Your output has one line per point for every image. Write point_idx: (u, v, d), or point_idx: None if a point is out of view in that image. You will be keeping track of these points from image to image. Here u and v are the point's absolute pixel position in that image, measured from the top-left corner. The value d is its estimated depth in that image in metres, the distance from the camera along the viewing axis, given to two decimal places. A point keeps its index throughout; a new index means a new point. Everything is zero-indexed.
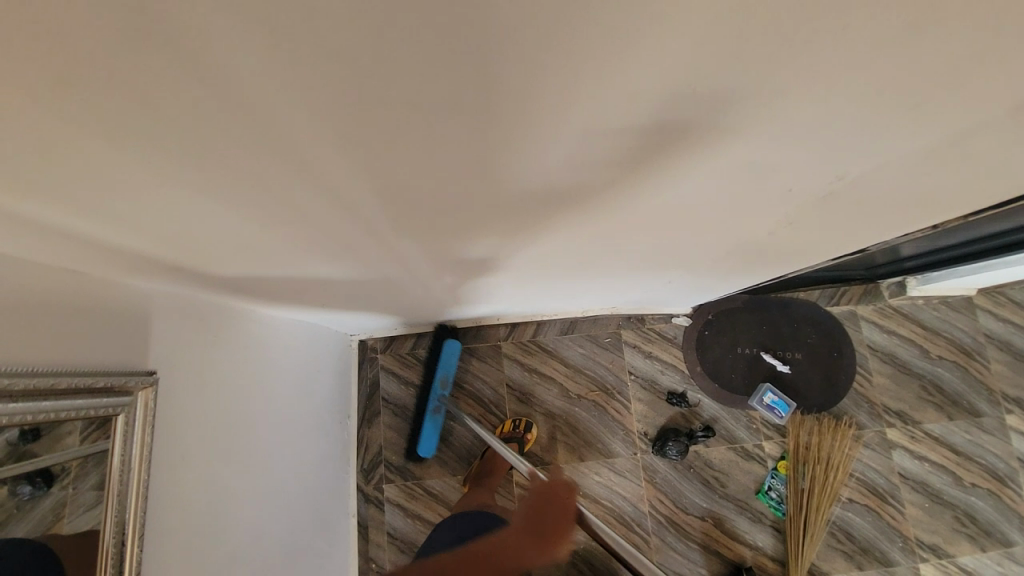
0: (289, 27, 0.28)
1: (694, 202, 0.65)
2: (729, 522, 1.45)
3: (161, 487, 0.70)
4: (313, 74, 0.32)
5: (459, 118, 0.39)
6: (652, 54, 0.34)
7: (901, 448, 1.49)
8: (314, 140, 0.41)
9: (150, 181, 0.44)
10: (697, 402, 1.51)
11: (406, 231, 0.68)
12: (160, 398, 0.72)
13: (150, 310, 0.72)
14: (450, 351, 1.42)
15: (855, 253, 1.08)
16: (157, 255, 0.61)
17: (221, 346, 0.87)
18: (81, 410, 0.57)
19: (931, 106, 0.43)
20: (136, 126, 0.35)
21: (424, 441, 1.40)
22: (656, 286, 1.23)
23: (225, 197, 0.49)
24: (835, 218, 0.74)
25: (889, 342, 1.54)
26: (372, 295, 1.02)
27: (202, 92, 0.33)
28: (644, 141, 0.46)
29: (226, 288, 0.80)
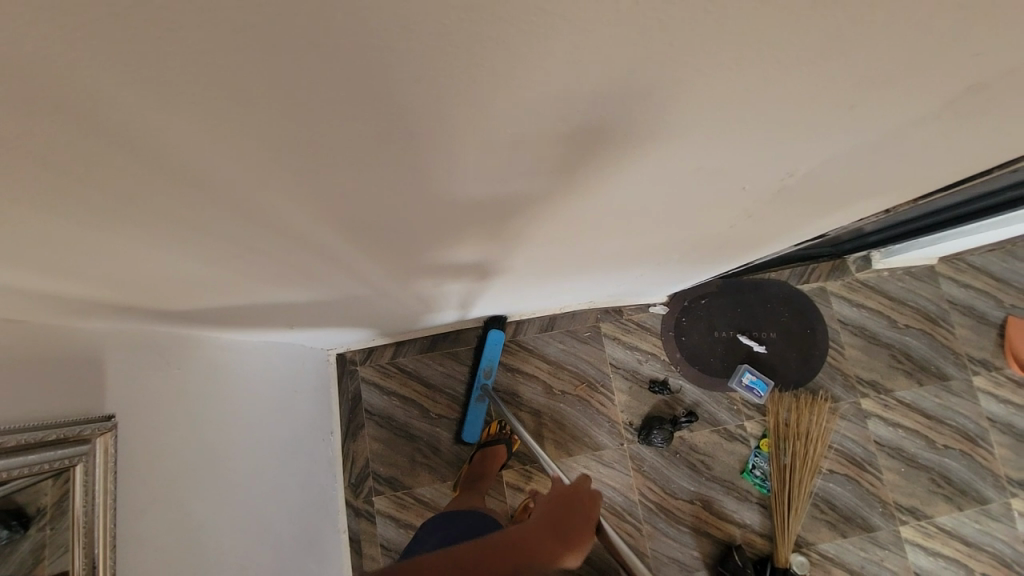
0: (203, 71, 0.26)
1: (655, 201, 0.65)
2: (717, 503, 1.48)
3: (132, 529, 0.68)
4: (237, 113, 0.31)
5: (395, 142, 0.39)
6: (588, 67, 0.33)
7: (876, 416, 1.53)
8: (251, 180, 0.40)
9: (83, 233, 0.42)
10: (678, 389, 1.54)
11: (370, 251, 0.67)
12: (123, 440, 0.69)
13: (104, 351, 0.70)
14: (495, 340, 1.46)
15: (819, 236, 1.12)
16: (107, 298, 0.60)
17: (186, 378, 0.85)
18: (33, 466, 0.55)
19: (863, 101, 0.44)
20: (54, 183, 0.34)
21: (468, 428, 1.44)
22: (630, 280, 1.23)
23: (167, 238, 0.48)
24: (796, 207, 0.76)
25: (859, 314, 1.58)
26: (347, 311, 1.01)
27: (119, 140, 0.31)
28: (591, 148, 0.46)
29: (188, 318, 0.78)
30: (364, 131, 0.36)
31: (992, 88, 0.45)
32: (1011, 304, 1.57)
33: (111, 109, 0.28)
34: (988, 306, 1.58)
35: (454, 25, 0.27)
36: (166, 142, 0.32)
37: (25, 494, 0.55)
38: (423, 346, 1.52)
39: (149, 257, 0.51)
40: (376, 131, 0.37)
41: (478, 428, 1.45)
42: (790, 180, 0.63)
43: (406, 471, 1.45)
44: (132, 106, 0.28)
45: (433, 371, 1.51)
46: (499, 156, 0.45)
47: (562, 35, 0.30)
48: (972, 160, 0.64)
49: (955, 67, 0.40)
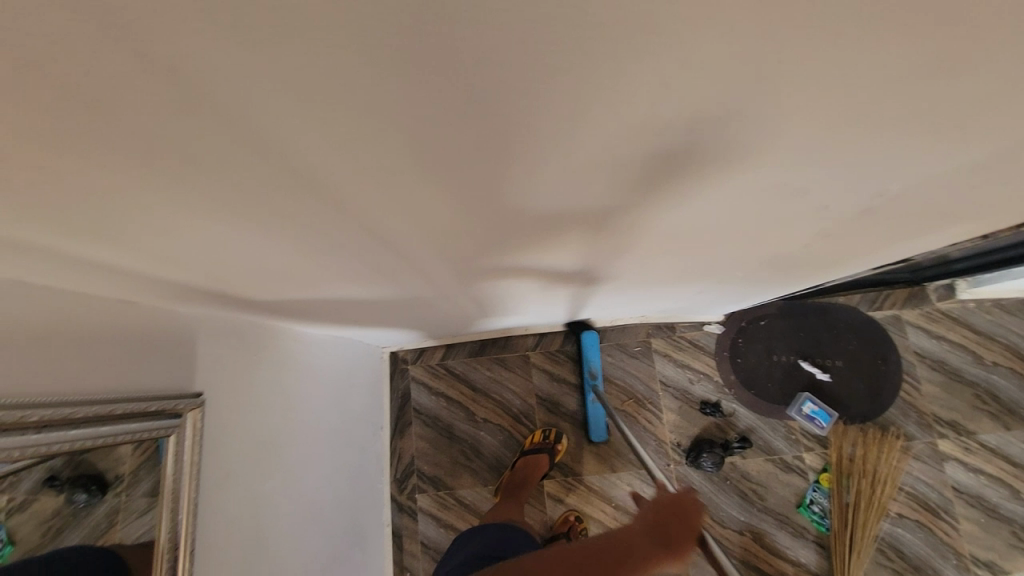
0: (283, 73, 0.29)
1: (718, 217, 0.64)
2: (770, 537, 1.41)
3: (208, 500, 0.73)
4: (311, 114, 0.33)
5: (441, 151, 0.40)
6: (648, 79, 0.33)
7: (954, 460, 1.41)
8: (309, 184, 0.43)
9: (181, 224, 0.47)
10: (732, 412, 1.48)
11: (425, 256, 0.70)
12: (209, 416, 0.76)
13: (195, 333, 0.77)
14: (592, 342, 1.50)
15: (900, 261, 1.05)
16: (205, 283, 0.65)
17: (261, 365, 0.91)
18: (134, 434, 0.61)
19: (929, 122, 0.42)
20: (138, 183, 0.38)
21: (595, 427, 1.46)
22: (687, 296, 1.20)
23: (238, 234, 0.52)
24: (872, 229, 0.73)
25: (938, 348, 1.46)
26: (405, 312, 1.05)
27: (204, 138, 0.34)
28: (652, 166, 0.47)
29: (265, 309, 0.84)
30: (424, 138, 0.38)
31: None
32: None
33: (200, 107, 0.31)
34: None
35: (518, 37, 0.28)
36: (244, 140, 0.35)
37: (107, 461, 0.58)
38: (473, 349, 1.56)
39: (221, 249, 0.55)
40: (434, 139, 0.38)
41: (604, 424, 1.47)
42: (849, 200, 0.61)
43: (449, 471, 1.48)
44: (218, 103, 0.31)
45: (482, 375, 1.54)
46: (543, 170, 0.46)
47: (624, 48, 0.30)
48: None
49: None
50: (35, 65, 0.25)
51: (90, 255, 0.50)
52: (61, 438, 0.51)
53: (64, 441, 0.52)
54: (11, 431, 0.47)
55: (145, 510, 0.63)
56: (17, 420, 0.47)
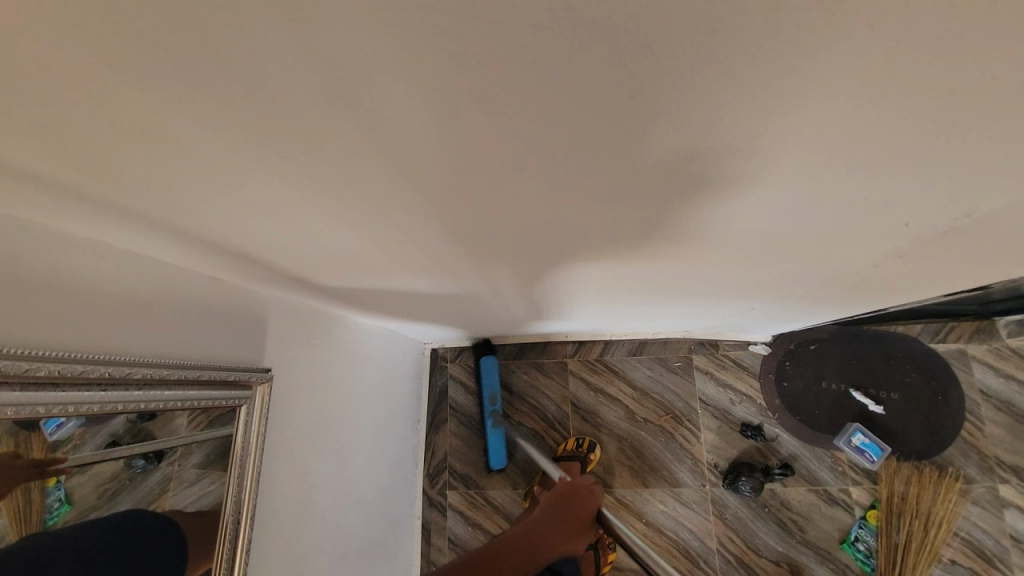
0: (370, 83, 0.31)
1: (771, 233, 0.63)
2: (808, 571, 1.34)
3: (268, 471, 0.78)
4: (388, 121, 0.35)
5: (495, 160, 0.41)
6: (716, 108, 0.33)
7: (1017, 508, 1.31)
8: (369, 181, 0.46)
9: (244, 208, 0.50)
10: (774, 437, 1.43)
11: (475, 255, 0.72)
12: (274, 393, 0.81)
13: (265, 310, 0.81)
14: (490, 366, 1.49)
15: (975, 289, 1.00)
16: (274, 264, 0.69)
17: (319, 350, 0.96)
18: (217, 400, 0.67)
19: (999, 148, 0.40)
20: (214, 166, 0.41)
21: (494, 453, 1.45)
22: (737, 313, 1.17)
23: (299, 222, 0.55)
24: (944, 253, 0.70)
25: (1006, 387, 1.37)
26: (452, 309, 1.08)
27: (288, 133, 0.36)
28: (706, 186, 0.47)
29: (323, 295, 0.88)
30: (489, 150, 0.39)
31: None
32: None
33: (291, 109, 0.33)
34: None
35: (588, 69, 0.29)
36: (311, 139, 0.37)
37: (163, 430, 0.60)
38: (512, 353, 1.57)
39: (289, 236, 0.59)
40: (496, 152, 0.40)
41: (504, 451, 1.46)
42: (911, 220, 0.59)
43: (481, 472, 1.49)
44: (302, 105, 0.33)
45: (520, 378, 1.55)
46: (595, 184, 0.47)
47: (694, 77, 0.30)
48: None
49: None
50: (135, 58, 0.28)
51: (178, 231, 0.54)
52: (157, 396, 0.57)
53: (131, 400, 0.53)
54: (116, 385, 0.52)
55: (194, 481, 0.65)
56: (121, 376, 0.52)
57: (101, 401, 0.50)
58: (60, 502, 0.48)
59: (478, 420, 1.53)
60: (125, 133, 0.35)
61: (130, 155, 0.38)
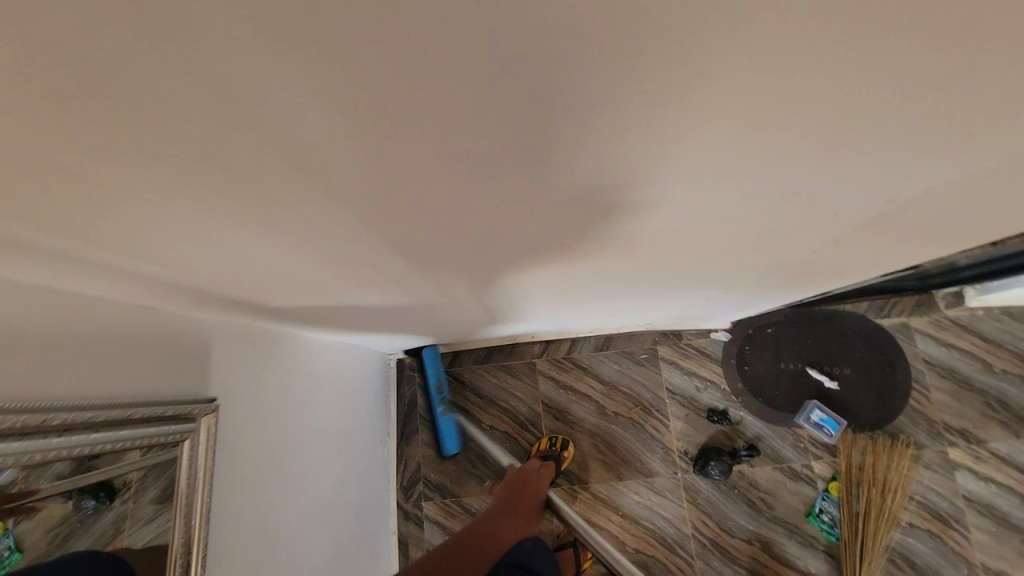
0: (329, 96, 0.29)
1: (724, 226, 0.65)
2: (779, 546, 1.39)
3: (217, 504, 0.72)
4: (346, 135, 0.33)
5: (458, 165, 0.40)
6: (682, 98, 0.33)
7: (965, 468, 1.39)
8: (326, 198, 0.43)
9: (189, 235, 0.47)
10: (739, 420, 1.47)
11: (437, 265, 0.71)
12: (222, 424, 0.76)
13: (211, 337, 0.77)
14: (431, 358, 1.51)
15: (909, 268, 1.06)
16: (225, 288, 0.65)
17: (269, 374, 0.91)
18: (154, 437, 0.61)
19: (947, 131, 0.42)
20: (153, 195, 0.38)
21: (448, 439, 1.47)
22: (695, 303, 1.20)
23: (248, 243, 0.52)
24: (886, 236, 0.73)
25: (948, 355, 1.46)
26: (416, 319, 1.06)
27: (235, 153, 0.34)
28: (668, 179, 0.47)
29: (273, 316, 0.84)
30: (452, 156, 0.38)
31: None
32: None
33: (241, 126, 0.31)
34: None
35: (557, 64, 0.29)
36: (261, 157, 0.35)
37: (115, 466, 0.56)
38: (479, 357, 1.56)
39: (241, 258, 0.56)
40: (461, 157, 0.39)
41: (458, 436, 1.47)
42: (859, 208, 0.61)
43: (456, 480, 1.48)
44: (251, 124, 0.31)
45: (489, 382, 1.54)
46: (560, 184, 0.46)
47: (665, 68, 0.30)
48: None
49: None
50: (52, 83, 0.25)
51: (118, 262, 0.50)
52: (80, 442, 0.51)
53: (53, 449, 0.48)
54: (34, 435, 0.47)
55: (151, 517, 0.62)
56: (37, 425, 0.47)
57: (16, 452, 0.45)
58: (9, 550, 0.45)
59: (427, 412, 1.54)
60: (49, 167, 0.32)
61: (59, 189, 0.35)
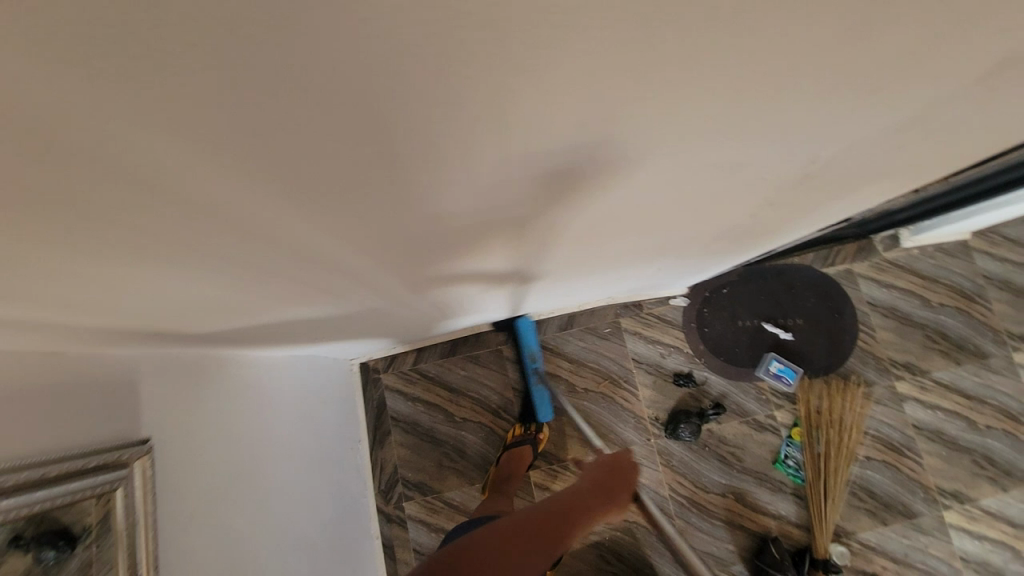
0: (236, 74, 0.26)
1: (667, 200, 0.65)
2: (751, 495, 1.45)
3: (165, 547, 0.68)
4: (259, 127, 0.31)
5: (387, 152, 0.38)
6: (609, 68, 0.32)
7: (912, 399, 1.48)
8: (251, 203, 0.41)
9: (104, 259, 0.43)
10: (704, 380, 1.51)
11: (384, 267, 0.68)
12: (156, 467, 0.71)
13: (137, 373, 0.73)
14: (526, 328, 1.49)
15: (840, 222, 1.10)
16: (156, 315, 0.61)
17: (213, 402, 0.86)
18: (92, 488, 0.58)
19: (873, 89, 0.43)
20: (51, 215, 0.35)
21: (542, 407, 1.46)
22: (648, 274, 1.20)
23: (174, 264, 0.48)
24: (823, 193, 0.75)
25: (890, 296, 1.53)
26: (373, 322, 1.03)
27: (136, 158, 0.31)
28: (607, 157, 0.47)
29: (206, 341, 0.79)
30: (379, 142, 0.36)
31: (1014, 66, 0.43)
32: None
33: (138, 120, 0.28)
34: None
35: (486, 28, 0.27)
36: (168, 159, 0.32)
37: (70, 515, 0.57)
38: (445, 350, 1.53)
39: (168, 279, 0.52)
40: (393, 139, 0.36)
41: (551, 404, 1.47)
42: (798, 170, 0.62)
43: (435, 476, 1.46)
44: (148, 124, 0.28)
45: (457, 375, 1.52)
46: (498, 168, 0.45)
47: (598, 31, 0.29)
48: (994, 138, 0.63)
49: (990, 44, 0.38)
50: None
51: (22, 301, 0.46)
52: (21, 502, 0.51)
53: None
54: None
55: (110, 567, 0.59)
56: None
57: None
58: None
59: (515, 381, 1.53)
60: None
61: None
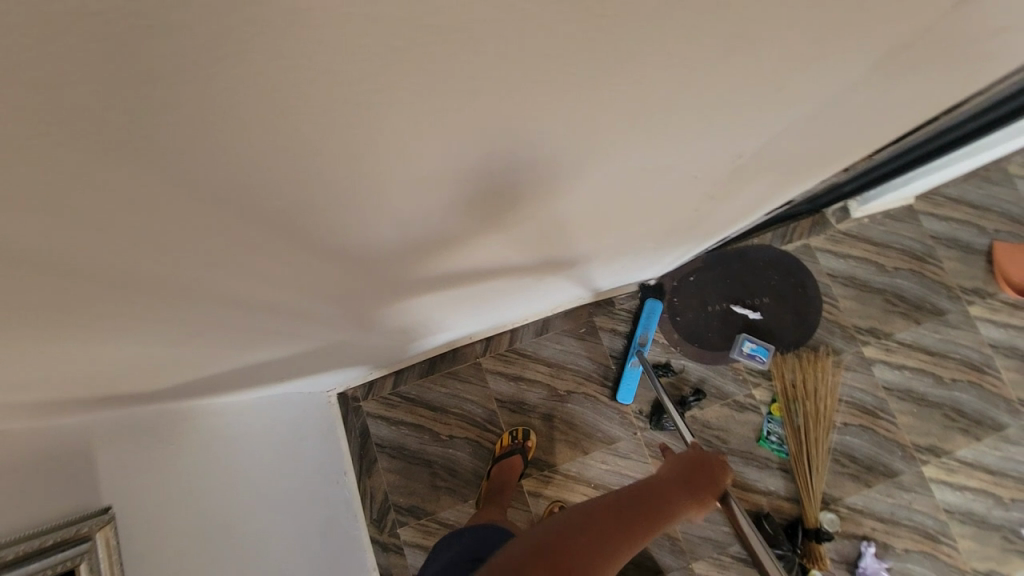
0: (132, 114, 0.25)
1: (612, 203, 0.67)
2: (739, 475, 1.48)
3: None
4: (168, 169, 0.30)
5: (314, 174, 0.38)
6: (522, 74, 0.33)
7: (880, 362, 1.54)
8: (182, 250, 0.40)
9: (35, 329, 0.42)
10: (681, 368, 1.54)
11: (341, 296, 0.68)
12: (122, 537, 0.68)
13: (91, 441, 0.70)
14: (653, 309, 1.51)
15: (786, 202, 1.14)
16: (106, 376, 0.59)
17: (183, 455, 0.83)
18: (55, 566, 0.56)
19: (792, 78, 0.45)
20: None
21: (625, 390, 1.49)
22: (612, 271, 1.22)
23: (112, 320, 0.47)
24: (767, 177, 0.77)
25: (847, 265, 1.59)
26: (343, 353, 1.02)
27: (44, 224, 0.30)
28: (540, 161, 0.47)
29: (166, 396, 0.77)
30: (303, 164, 0.36)
31: (901, 59, 0.47)
32: (994, 230, 1.59)
33: (39, 176, 0.26)
34: (973, 236, 1.59)
35: (394, 39, 0.27)
36: (82, 217, 0.31)
37: None
38: (423, 369, 1.52)
39: (116, 334, 0.50)
40: (315, 159, 0.36)
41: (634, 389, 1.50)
42: (737, 159, 0.64)
43: (428, 497, 1.45)
44: (48, 186, 0.27)
45: (438, 393, 1.51)
46: (434, 180, 0.45)
47: (513, 33, 0.29)
48: (911, 114, 0.67)
49: (877, 36, 0.41)
50: None
51: None
52: None
53: None
54: None
55: None
56: None
57: None
58: None
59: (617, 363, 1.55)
60: None
61: None
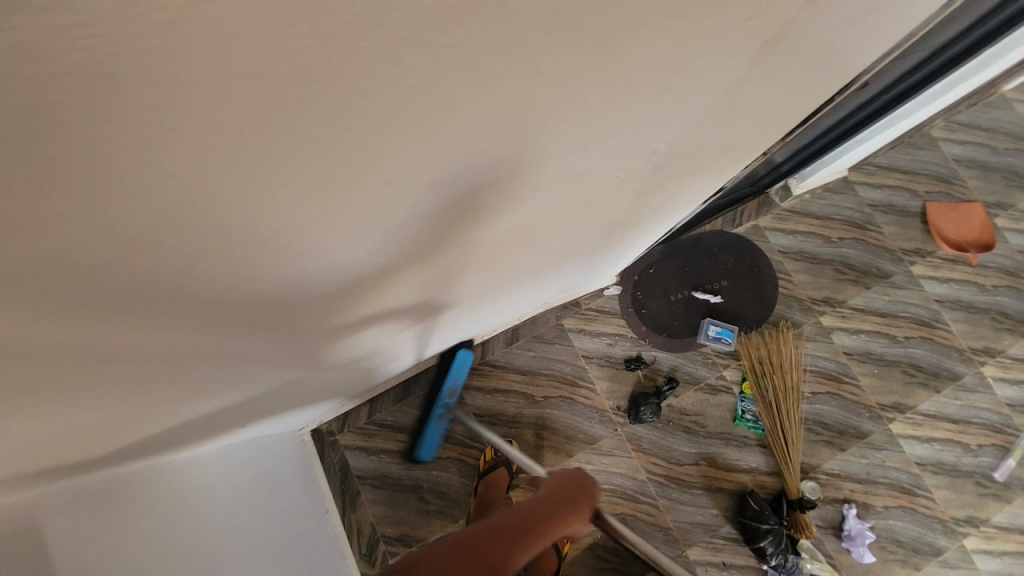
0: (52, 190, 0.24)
1: (553, 208, 0.68)
2: (721, 456, 1.51)
3: None
4: (102, 238, 0.29)
5: (256, 219, 0.37)
6: (452, 91, 0.33)
7: (838, 329, 1.60)
8: (124, 310, 0.39)
9: None
10: (653, 359, 1.56)
11: (296, 332, 0.66)
12: None
13: (37, 516, 0.67)
14: (462, 361, 1.43)
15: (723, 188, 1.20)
16: (54, 445, 0.57)
17: (144, 517, 0.80)
18: None
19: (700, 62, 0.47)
20: None
21: (425, 445, 1.44)
22: (570, 273, 1.24)
23: (57, 386, 0.45)
24: (697, 164, 0.80)
25: (795, 241, 1.65)
26: (307, 387, 1.00)
27: None
28: (482, 176, 0.48)
29: (121, 457, 0.74)
30: (243, 211, 0.35)
31: (782, 44, 0.51)
32: (925, 192, 1.69)
33: None
34: (906, 200, 1.68)
35: (317, 73, 0.27)
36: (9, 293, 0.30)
37: None
38: (397, 394, 1.50)
39: (63, 402, 0.48)
40: (255, 204, 0.35)
41: (435, 443, 1.45)
42: (665, 149, 0.67)
43: (416, 524, 1.43)
44: None
45: (414, 415, 1.49)
46: (380, 205, 0.45)
47: (443, 47, 0.29)
48: (818, 89, 0.71)
49: (763, 17, 0.44)
50: None
51: None
52: None
53: None
54: None
55: None
56: None
57: None
58: None
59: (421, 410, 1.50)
60: None
61: None
